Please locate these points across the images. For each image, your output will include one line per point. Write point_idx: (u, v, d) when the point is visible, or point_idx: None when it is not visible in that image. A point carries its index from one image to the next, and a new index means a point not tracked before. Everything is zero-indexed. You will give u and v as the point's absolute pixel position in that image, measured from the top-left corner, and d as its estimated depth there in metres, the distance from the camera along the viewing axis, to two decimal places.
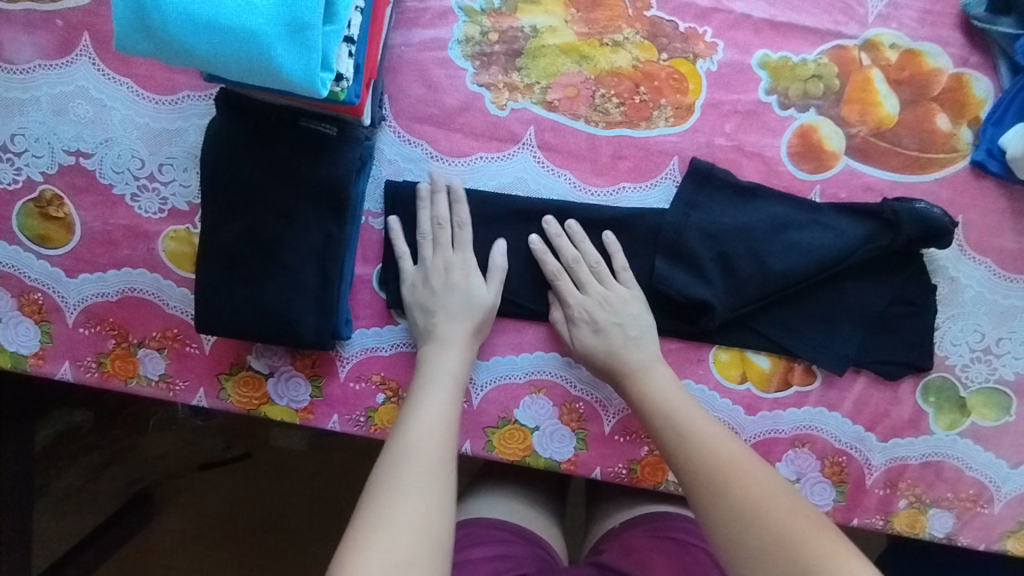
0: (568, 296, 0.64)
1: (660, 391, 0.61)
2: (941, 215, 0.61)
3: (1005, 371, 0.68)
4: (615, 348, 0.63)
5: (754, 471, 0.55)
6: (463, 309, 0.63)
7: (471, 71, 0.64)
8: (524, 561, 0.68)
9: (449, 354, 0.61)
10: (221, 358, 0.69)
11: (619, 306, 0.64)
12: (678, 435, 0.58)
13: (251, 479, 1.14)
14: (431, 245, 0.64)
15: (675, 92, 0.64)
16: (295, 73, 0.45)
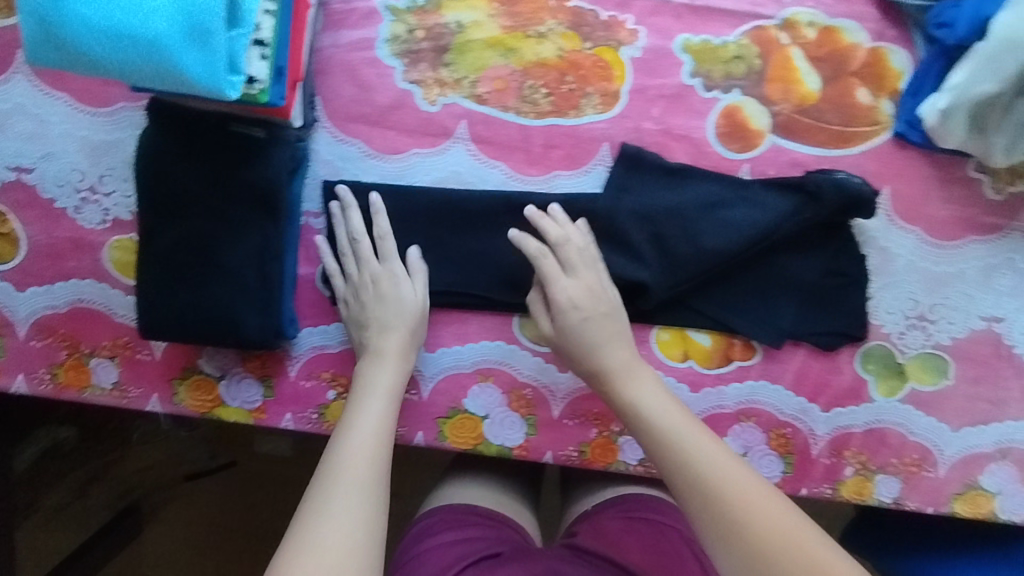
0: (555, 282, 0.64)
1: (642, 399, 0.61)
2: (862, 184, 0.63)
3: (941, 336, 0.70)
4: (603, 342, 0.63)
5: (738, 483, 0.54)
6: (398, 318, 0.65)
7: (400, 69, 0.65)
8: (492, 543, 0.70)
9: (386, 370, 0.63)
10: (172, 363, 0.71)
11: (598, 292, 0.64)
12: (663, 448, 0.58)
13: (239, 485, 1.17)
14: (360, 256, 0.66)
15: (601, 80, 0.65)
16: (204, 80, 0.47)
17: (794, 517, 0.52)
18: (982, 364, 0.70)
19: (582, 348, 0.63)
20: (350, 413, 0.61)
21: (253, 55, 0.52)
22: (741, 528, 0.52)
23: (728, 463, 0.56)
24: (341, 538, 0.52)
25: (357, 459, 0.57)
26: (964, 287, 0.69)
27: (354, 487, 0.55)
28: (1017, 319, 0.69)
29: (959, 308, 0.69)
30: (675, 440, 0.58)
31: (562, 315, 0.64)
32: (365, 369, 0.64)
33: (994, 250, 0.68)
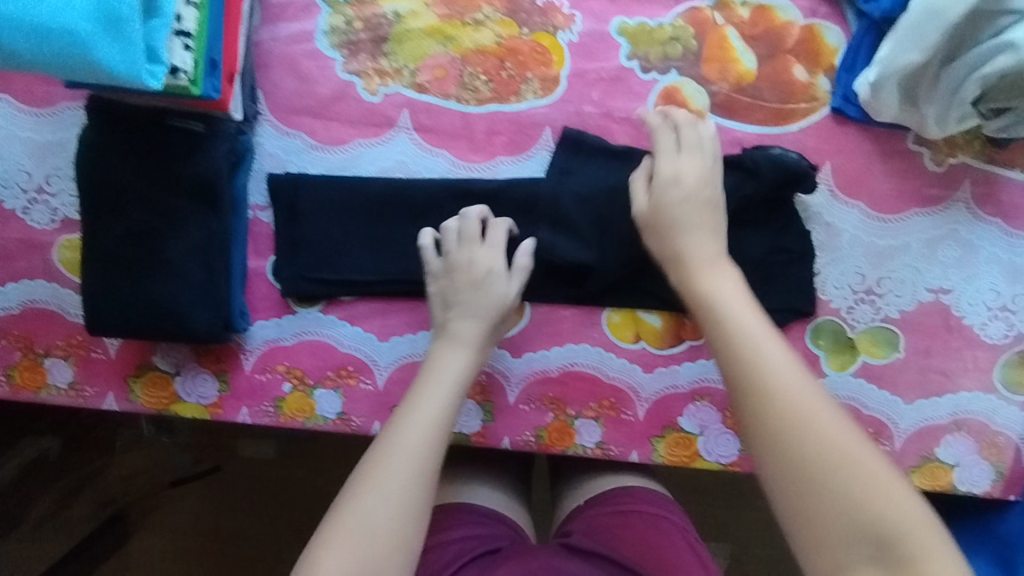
0: (664, 159, 0.62)
1: (719, 299, 0.55)
2: (799, 160, 0.64)
3: (890, 309, 0.70)
4: (692, 224, 0.59)
5: (814, 407, 0.48)
6: (487, 304, 0.63)
7: (340, 60, 0.66)
8: (489, 541, 0.70)
9: (457, 355, 0.61)
10: (127, 361, 0.71)
11: (703, 173, 0.61)
12: (731, 348, 0.52)
13: (223, 492, 1.15)
14: (461, 241, 0.65)
15: (540, 65, 0.66)
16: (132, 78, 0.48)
17: (874, 457, 0.46)
18: (933, 336, 0.70)
19: (663, 228, 0.60)
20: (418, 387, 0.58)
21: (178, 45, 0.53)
22: (800, 450, 0.46)
23: (807, 386, 0.49)
24: (382, 526, 0.51)
25: (412, 444, 0.54)
26: (910, 260, 0.69)
27: (407, 475, 0.53)
28: (965, 290, 0.70)
29: (906, 280, 0.69)
30: (749, 345, 0.51)
31: (657, 193, 0.61)
32: (447, 348, 0.61)
33: (938, 222, 0.68)
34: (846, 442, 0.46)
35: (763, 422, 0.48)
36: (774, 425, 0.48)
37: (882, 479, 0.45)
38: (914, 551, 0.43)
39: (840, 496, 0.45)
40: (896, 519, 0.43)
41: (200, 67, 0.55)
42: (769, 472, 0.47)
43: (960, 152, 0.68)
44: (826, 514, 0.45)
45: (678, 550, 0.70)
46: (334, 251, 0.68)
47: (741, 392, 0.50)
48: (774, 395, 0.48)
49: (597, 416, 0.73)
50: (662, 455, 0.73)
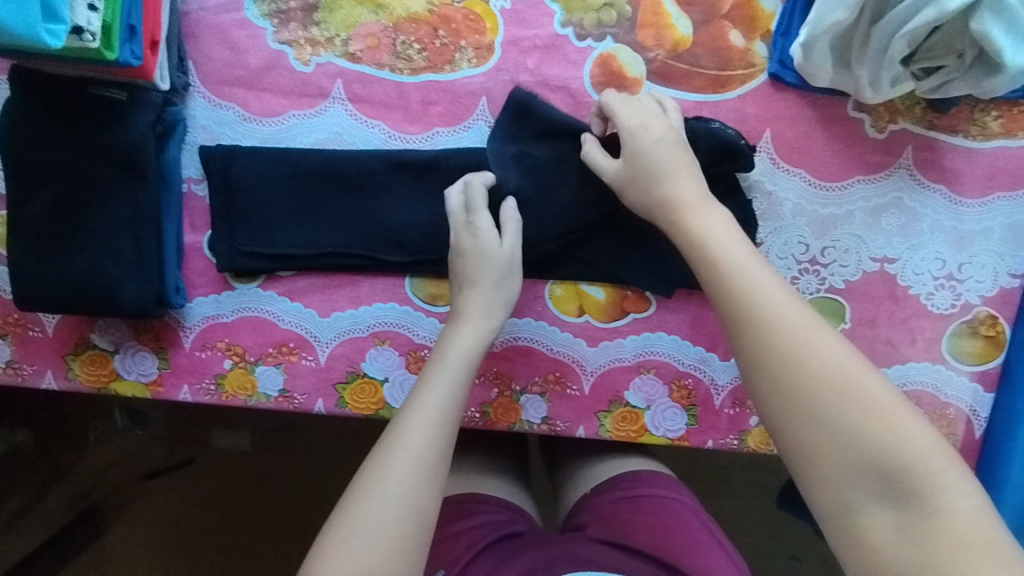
0: (620, 113, 0.62)
1: (714, 238, 0.54)
2: (738, 138, 0.64)
3: (835, 279, 0.69)
4: (665, 176, 0.59)
5: (818, 343, 0.47)
6: (483, 269, 0.62)
7: (271, 29, 0.66)
8: (504, 527, 0.70)
9: (466, 334, 0.61)
10: (64, 339, 0.70)
11: (660, 125, 0.61)
12: (733, 289, 0.51)
13: (198, 483, 1.13)
14: (462, 211, 0.64)
15: (473, 33, 0.66)
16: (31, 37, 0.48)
17: (880, 387, 0.46)
18: (879, 305, 0.69)
19: (640, 188, 0.59)
20: (425, 377, 0.59)
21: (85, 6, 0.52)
22: (806, 384, 0.46)
23: (809, 321, 0.49)
24: (386, 519, 0.51)
25: (414, 439, 0.54)
26: (853, 229, 0.68)
27: (409, 467, 0.53)
28: (910, 258, 0.69)
29: (851, 250, 0.68)
30: (751, 287, 0.51)
31: (627, 153, 0.60)
32: (451, 329, 0.62)
33: (881, 190, 0.68)
34: (851, 374, 0.46)
35: (768, 362, 0.48)
36: (780, 364, 0.47)
37: (888, 411, 0.45)
38: (920, 482, 0.43)
39: (847, 425, 0.44)
40: (901, 448, 0.43)
41: (112, 31, 0.54)
42: (773, 411, 0.47)
43: (901, 118, 0.67)
44: (834, 448, 0.44)
45: (693, 529, 0.70)
46: (268, 225, 0.67)
47: (745, 332, 0.49)
48: (776, 335, 0.48)
49: (543, 391, 0.72)
50: (610, 430, 0.71)
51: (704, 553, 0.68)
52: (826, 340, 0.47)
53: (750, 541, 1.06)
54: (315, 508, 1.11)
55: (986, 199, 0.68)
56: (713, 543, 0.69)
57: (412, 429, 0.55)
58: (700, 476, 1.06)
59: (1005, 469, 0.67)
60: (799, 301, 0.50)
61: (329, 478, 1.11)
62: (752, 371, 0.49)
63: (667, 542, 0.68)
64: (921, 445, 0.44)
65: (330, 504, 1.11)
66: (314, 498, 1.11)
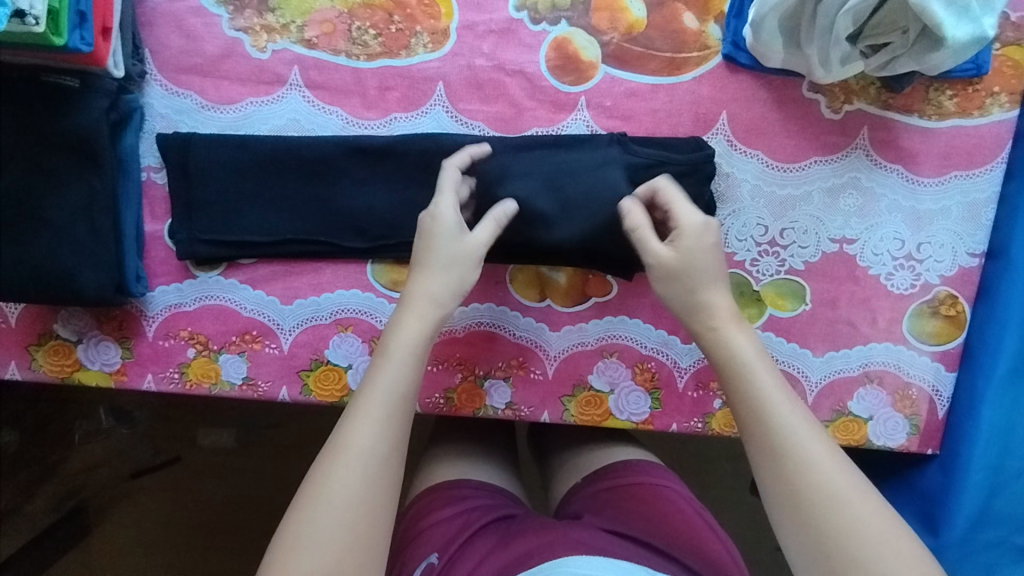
0: (687, 211, 0.60)
1: (751, 369, 0.56)
2: (688, 136, 0.66)
3: (794, 261, 0.69)
4: (709, 278, 0.59)
5: (847, 490, 0.50)
6: (435, 254, 0.60)
7: (226, 17, 0.66)
8: (497, 511, 0.70)
9: (410, 321, 0.58)
10: (28, 329, 0.70)
11: (703, 242, 0.59)
12: (764, 424, 0.53)
13: (182, 483, 1.11)
14: (445, 201, 0.61)
15: (428, 18, 0.66)
16: None
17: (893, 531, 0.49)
18: (839, 285, 0.70)
19: (685, 286, 0.59)
20: (369, 373, 0.57)
21: None
22: (820, 522, 0.49)
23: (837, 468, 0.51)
24: (338, 523, 0.50)
25: (360, 445, 0.53)
26: (812, 210, 0.68)
27: (355, 470, 0.52)
28: (869, 239, 0.69)
29: (810, 231, 0.69)
30: (784, 426, 0.53)
31: (680, 242, 0.59)
32: (397, 318, 0.59)
33: (838, 171, 0.68)
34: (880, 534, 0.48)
35: (799, 506, 0.50)
36: (814, 510, 0.50)
37: (903, 553, 0.48)
38: None
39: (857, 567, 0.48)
40: None
41: (58, 17, 0.55)
42: (800, 550, 0.50)
43: (856, 98, 0.67)
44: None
45: (686, 515, 0.69)
46: (227, 212, 0.67)
47: (776, 467, 0.52)
48: (805, 476, 0.51)
49: (506, 376, 0.71)
50: (574, 414, 0.71)
51: (698, 540, 0.67)
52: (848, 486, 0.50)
53: (734, 533, 1.05)
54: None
55: (943, 178, 0.68)
56: (706, 528, 0.69)
57: (357, 431, 0.53)
58: (683, 469, 1.05)
59: (968, 448, 0.68)
60: (825, 443, 0.53)
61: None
62: (781, 509, 0.51)
63: (661, 530, 0.67)
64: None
65: None
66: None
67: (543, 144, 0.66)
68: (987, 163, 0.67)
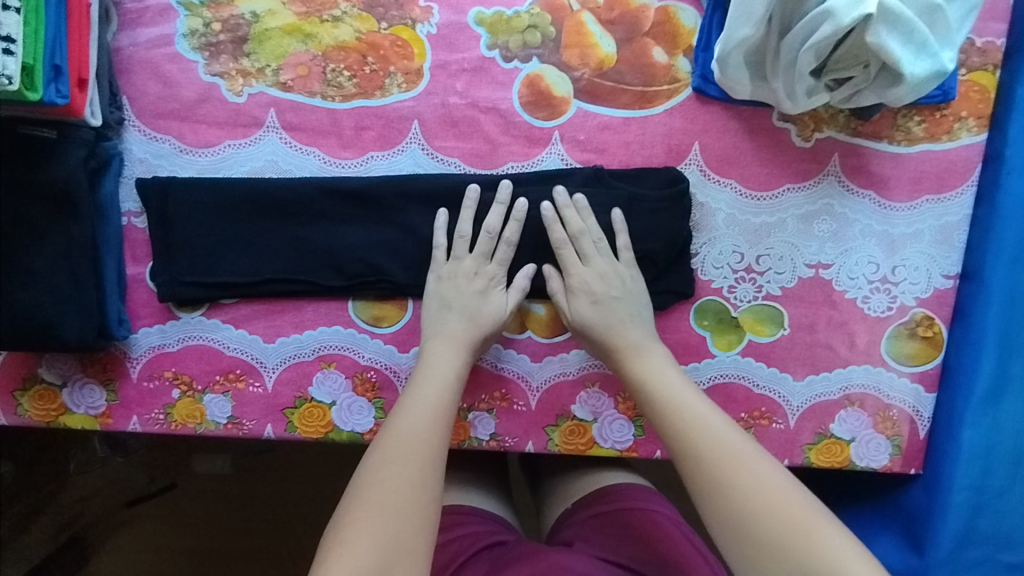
0: (570, 270, 0.66)
1: (661, 376, 0.61)
2: (664, 167, 0.67)
3: (772, 287, 0.70)
4: (608, 325, 0.64)
5: (756, 463, 0.52)
6: (483, 319, 0.65)
7: (202, 62, 0.67)
8: (487, 538, 0.70)
9: (451, 351, 0.63)
10: (13, 375, 0.70)
11: (622, 280, 0.65)
12: (675, 414, 0.58)
13: (177, 510, 1.11)
14: (466, 246, 0.66)
15: (402, 59, 0.67)
16: None
17: (790, 493, 0.50)
18: (816, 310, 0.70)
19: (593, 336, 0.65)
20: (414, 384, 0.61)
21: None
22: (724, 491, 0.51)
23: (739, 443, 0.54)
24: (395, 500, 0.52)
25: (414, 438, 0.56)
26: (786, 236, 0.69)
27: (407, 452, 0.55)
28: (844, 263, 0.69)
29: (785, 257, 0.69)
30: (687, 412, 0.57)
31: (573, 304, 0.65)
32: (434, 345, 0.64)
33: (811, 198, 0.69)
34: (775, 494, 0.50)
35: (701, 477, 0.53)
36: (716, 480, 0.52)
37: (818, 521, 0.48)
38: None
39: (764, 527, 0.49)
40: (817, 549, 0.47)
41: (34, 72, 0.56)
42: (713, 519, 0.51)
43: (826, 126, 0.68)
44: (760, 542, 0.48)
45: (672, 539, 0.69)
46: (206, 254, 0.68)
47: (684, 456, 0.55)
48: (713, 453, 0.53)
49: (490, 408, 0.71)
50: (559, 444, 0.71)
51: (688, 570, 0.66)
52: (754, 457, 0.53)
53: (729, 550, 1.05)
54: (298, 532, 1.10)
55: (915, 202, 0.69)
56: (693, 552, 0.68)
57: (409, 424, 0.58)
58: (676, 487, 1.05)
59: (949, 468, 0.68)
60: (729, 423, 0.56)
61: (309, 498, 1.10)
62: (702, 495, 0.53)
63: (646, 556, 0.67)
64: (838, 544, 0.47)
65: (312, 526, 1.10)
66: (296, 522, 1.10)
67: (518, 179, 0.67)
68: (957, 187, 0.68)
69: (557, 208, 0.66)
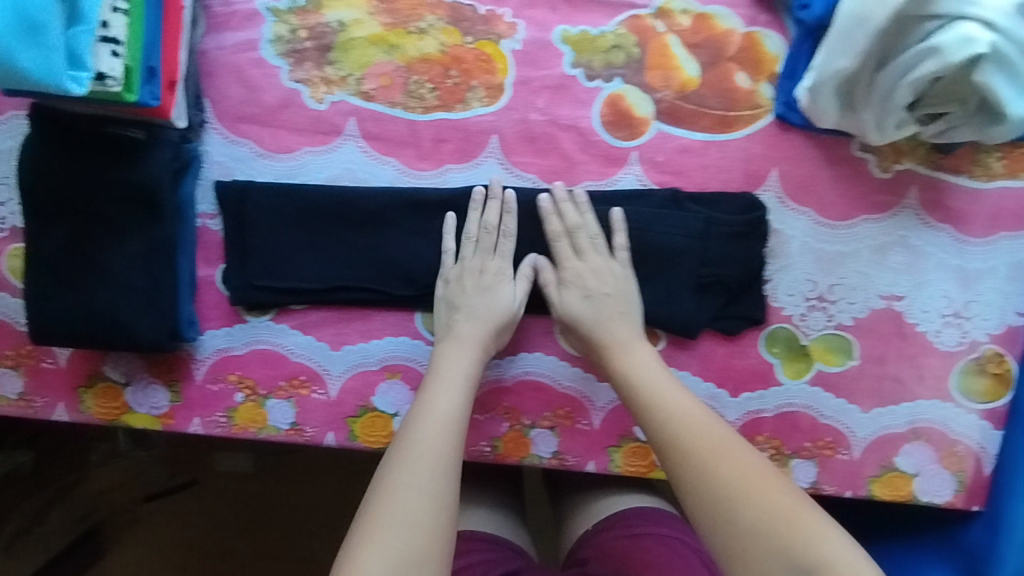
0: (566, 263, 0.66)
1: (643, 377, 0.60)
2: (743, 193, 0.67)
3: (843, 317, 0.69)
4: (609, 320, 0.64)
5: (743, 462, 0.52)
6: (492, 313, 0.64)
7: (285, 69, 0.67)
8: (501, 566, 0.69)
9: (463, 354, 0.62)
10: (76, 371, 0.70)
11: (615, 279, 0.65)
12: (658, 412, 0.57)
13: (198, 508, 1.08)
14: (471, 247, 0.66)
15: (484, 73, 0.67)
16: (42, 77, 0.49)
17: (782, 492, 0.50)
18: (887, 342, 0.70)
19: (586, 329, 0.64)
20: (427, 387, 0.60)
21: (101, 50, 0.53)
22: (714, 492, 0.51)
23: (724, 439, 0.54)
24: (416, 510, 0.50)
25: (431, 435, 0.55)
26: (860, 267, 0.69)
27: (427, 457, 0.54)
28: (917, 296, 0.69)
29: (858, 287, 0.69)
30: (671, 412, 0.57)
31: (565, 297, 0.65)
32: (444, 348, 0.63)
33: (887, 229, 0.68)
34: (766, 495, 0.50)
35: (689, 477, 0.53)
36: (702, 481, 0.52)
37: (805, 513, 0.49)
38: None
39: (756, 527, 0.49)
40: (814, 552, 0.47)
41: (133, 73, 0.56)
42: (702, 521, 0.51)
43: (907, 158, 0.68)
44: (753, 546, 0.48)
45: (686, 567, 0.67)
46: (279, 259, 0.68)
47: (673, 456, 0.54)
48: (698, 448, 0.54)
49: (553, 426, 0.71)
50: (621, 465, 0.71)
51: None
52: (739, 455, 0.53)
53: None
54: (319, 535, 1.07)
55: (991, 238, 0.68)
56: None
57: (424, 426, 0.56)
58: None
59: (1010, 504, 0.67)
60: (715, 420, 0.56)
61: (332, 501, 1.07)
62: (691, 497, 0.52)
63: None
64: (835, 545, 0.47)
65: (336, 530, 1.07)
66: (315, 525, 1.07)
67: (595, 198, 0.67)
68: None
69: (555, 203, 0.66)
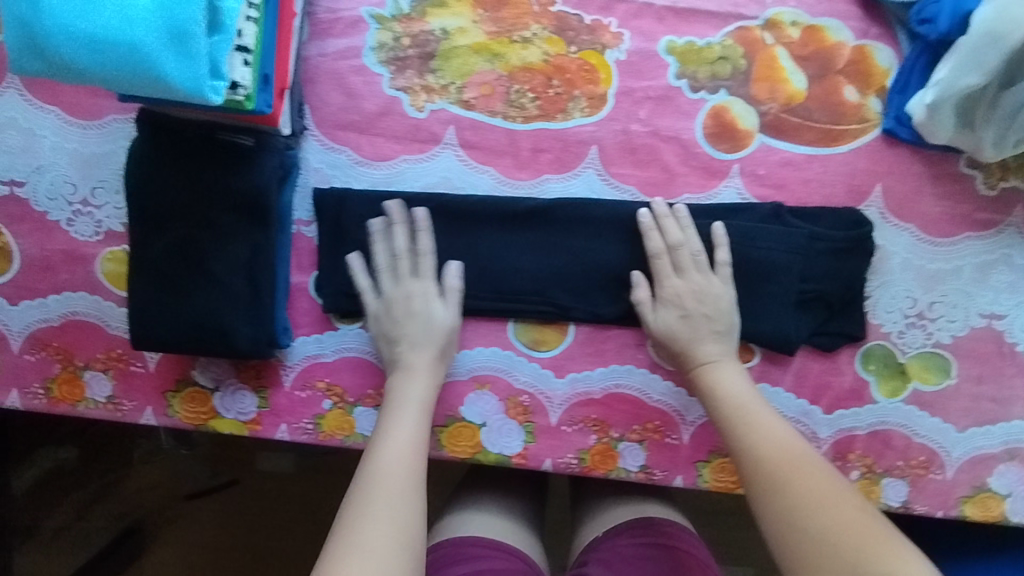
0: (665, 280, 0.65)
1: (732, 392, 0.60)
2: (846, 208, 0.66)
3: (942, 335, 0.68)
4: (704, 336, 0.63)
5: (820, 479, 0.52)
6: (432, 336, 0.64)
7: (387, 76, 0.67)
8: None
9: (415, 383, 0.62)
10: (165, 375, 0.70)
11: (716, 299, 0.63)
12: (740, 424, 0.58)
13: (242, 509, 1.03)
14: (388, 275, 0.65)
15: (587, 83, 0.66)
16: (185, 83, 0.50)
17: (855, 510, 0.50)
18: (986, 362, 0.68)
19: (679, 345, 0.63)
20: (388, 418, 0.60)
21: (234, 59, 0.54)
22: (788, 503, 0.52)
23: (803, 456, 0.55)
24: (377, 534, 0.50)
25: (392, 463, 0.55)
26: (961, 285, 0.67)
27: (393, 481, 0.54)
28: (1019, 316, 0.68)
29: (959, 305, 0.68)
30: (752, 425, 0.57)
31: (658, 313, 0.64)
32: (402, 377, 0.62)
33: (989, 247, 0.67)
34: (839, 511, 0.50)
35: (765, 487, 0.54)
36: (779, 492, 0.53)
37: (876, 530, 0.48)
38: None
39: (827, 539, 0.49)
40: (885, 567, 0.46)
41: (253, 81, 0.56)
42: (774, 530, 0.52)
43: (1013, 175, 0.67)
44: (821, 558, 0.48)
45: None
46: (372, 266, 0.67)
47: (753, 469, 0.55)
48: (775, 462, 0.54)
49: (641, 439, 0.68)
50: (708, 480, 0.67)
51: None
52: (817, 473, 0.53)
53: None
54: None
55: None
56: None
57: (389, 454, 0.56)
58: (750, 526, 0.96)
59: None
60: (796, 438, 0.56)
61: None
62: (765, 507, 0.53)
63: None
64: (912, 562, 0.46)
65: None
66: None
67: (695, 211, 0.66)
68: None
69: (655, 217, 0.65)
